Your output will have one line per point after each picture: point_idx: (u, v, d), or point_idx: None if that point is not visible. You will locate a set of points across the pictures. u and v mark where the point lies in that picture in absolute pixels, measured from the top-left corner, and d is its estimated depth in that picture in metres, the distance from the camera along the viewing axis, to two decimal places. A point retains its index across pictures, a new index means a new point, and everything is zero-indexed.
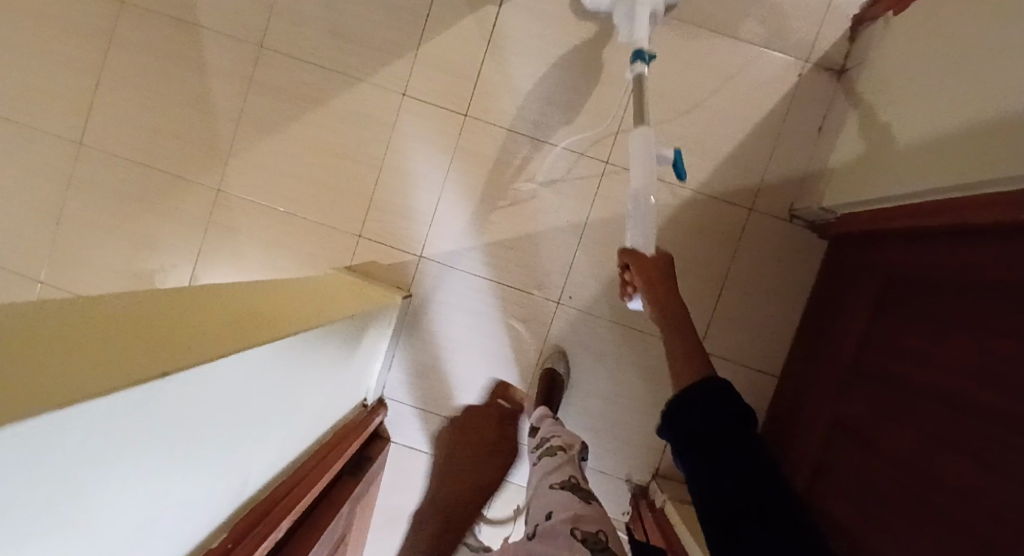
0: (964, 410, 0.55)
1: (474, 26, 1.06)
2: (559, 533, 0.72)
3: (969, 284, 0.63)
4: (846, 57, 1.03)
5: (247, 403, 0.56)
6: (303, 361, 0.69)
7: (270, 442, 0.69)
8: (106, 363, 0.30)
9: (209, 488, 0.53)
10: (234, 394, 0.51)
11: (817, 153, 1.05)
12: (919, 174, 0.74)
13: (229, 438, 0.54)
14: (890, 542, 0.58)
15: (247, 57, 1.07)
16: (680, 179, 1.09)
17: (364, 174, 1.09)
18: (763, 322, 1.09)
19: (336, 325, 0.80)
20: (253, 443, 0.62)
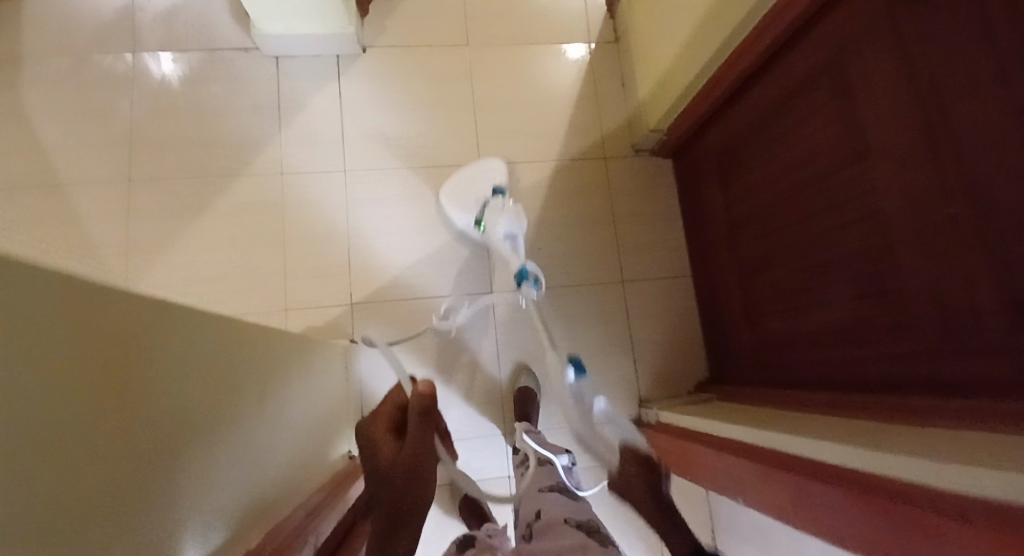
0: (892, 127, 0.64)
1: (326, 102, 1.22)
2: (555, 525, 0.72)
3: (809, 69, 0.79)
4: (614, 30, 1.34)
5: (187, 401, 0.45)
6: (263, 381, 0.65)
7: (247, 471, 0.58)
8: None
9: (194, 510, 0.44)
10: (184, 392, 0.44)
11: (629, 99, 1.31)
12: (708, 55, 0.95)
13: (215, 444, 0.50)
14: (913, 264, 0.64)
15: (119, 194, 1.11)
16: (543, 154, 1.27)
17: (272, 254, 1.13)
18: (658, 235, 1.26)
19: (291, 358, 0.77)
20: (228, 455, 0.53)
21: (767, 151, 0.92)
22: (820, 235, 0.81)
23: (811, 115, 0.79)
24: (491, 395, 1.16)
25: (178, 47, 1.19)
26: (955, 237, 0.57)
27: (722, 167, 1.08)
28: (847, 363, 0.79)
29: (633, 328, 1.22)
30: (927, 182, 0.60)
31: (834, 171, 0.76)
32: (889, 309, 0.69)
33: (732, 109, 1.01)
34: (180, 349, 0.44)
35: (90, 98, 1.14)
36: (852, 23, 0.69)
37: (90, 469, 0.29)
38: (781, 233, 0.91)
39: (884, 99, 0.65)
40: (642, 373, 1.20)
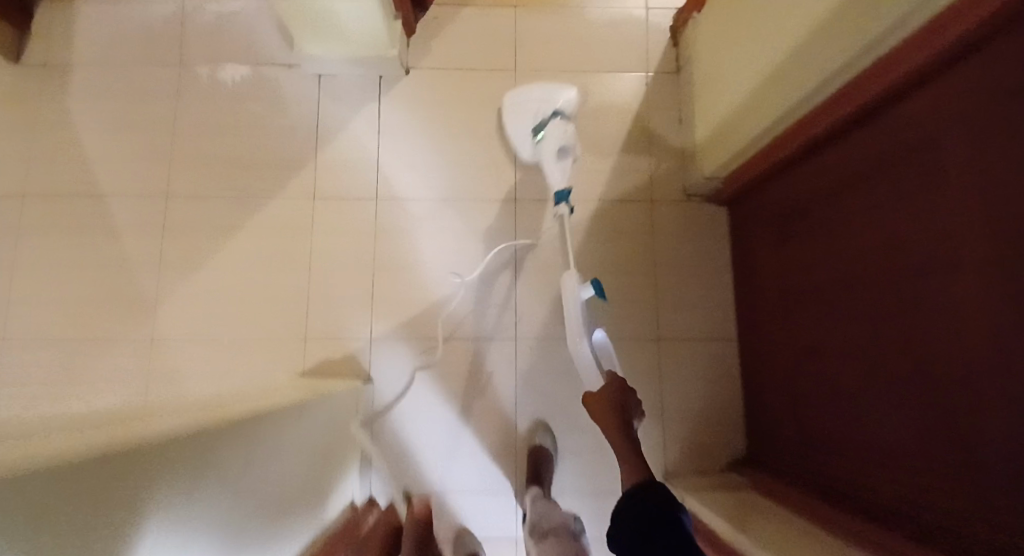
0: (961, 250, 0.54)
1: (363, 126, 1.18)
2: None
3: (878, 151, 0.68)
4: (675, 61, 1.22)
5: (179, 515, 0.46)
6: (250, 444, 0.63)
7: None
8: None
9: None
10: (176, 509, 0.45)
11: (685, 137, 1.20)
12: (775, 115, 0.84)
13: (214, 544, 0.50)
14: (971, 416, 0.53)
15: (157, 209, 1.13)
16: (585, 194, 1.19)
17: (297, 279, 1.12)
18: (703, 292, 1.15)
19: (280, 418, 0.73)
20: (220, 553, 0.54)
21: (838, 227, 0.79)
22: (888, 345, 0.67)
23: (890, 201, 0.66)
24: (506, 448, 1.10)
25: (222, 63, 1.19)
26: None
27: (784, 231, 0.95)
28: (900, 497, 0.67)
29: (666, 390, 1.12)
30: (1014, 321, 0.47)
31: (911, 275, 0.63)
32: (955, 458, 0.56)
33: (802, 171, 0.88)
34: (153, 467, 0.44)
35: (142, 113, 1.17)
36: (940, 106, 0.57)
37: None
38: (845, 326, 0.78)
39: (956, 214, 0.55)
40: (671, 441, 1.10)
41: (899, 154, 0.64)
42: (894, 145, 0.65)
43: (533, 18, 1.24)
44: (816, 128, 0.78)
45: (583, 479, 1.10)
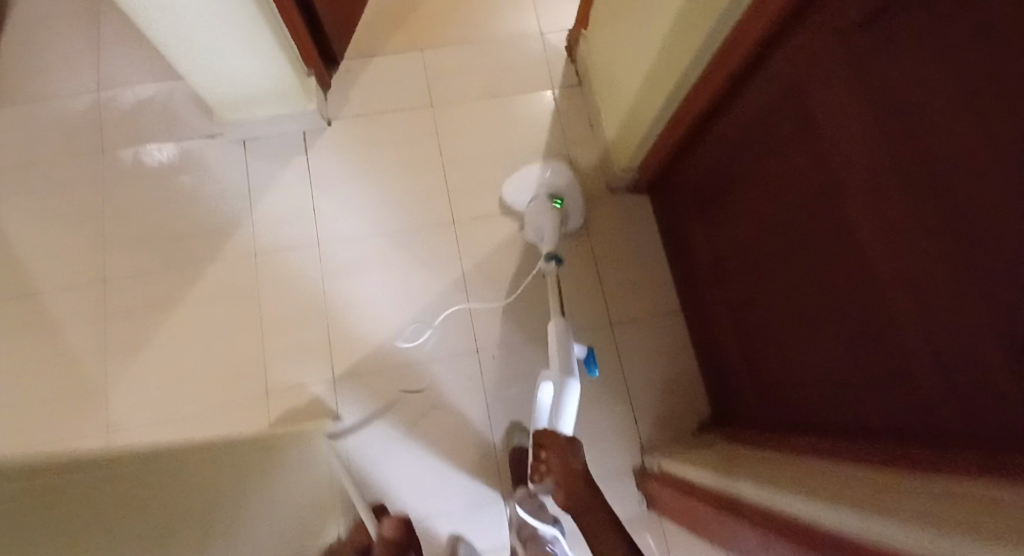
0: (834, 158, 0.67)
1: (295, 178, 1.22)
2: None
3: (758, 103, 0.82)
4: (576, 74, 1.35)
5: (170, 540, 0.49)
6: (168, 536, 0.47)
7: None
8: None
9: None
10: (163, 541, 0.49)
11: (598, 138, 1.31)
12: (671, 87, 0.95)
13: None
14: (874, 293, 0.64)
15: (95, 296, 1.12)
16: (519, 203, 1.26)
17: (249, 337, 1.12)
18: (643, 270, 1.23)
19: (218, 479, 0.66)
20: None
21: (743, 176, 0.90)
22: (796, 262, 0.79)
23: (782, 138, 0.78)
24: (485, 461, 1.11)
25: (147, 145, 1.21)
26: (941, 252, 0.52)
27: (702, 198, 1.06)
28: (832, 395, 0.76)
29: (629, 373, 1.17)
30: (881, 199, 0.60)
31: (811, 191, 0.73)
32: (883, 342, 0.63)
33: (704, 140, 1.01)
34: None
35: (67, 204, 1.17)
36: (806, 39, 0.68)
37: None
38: (767, 259, 0.87)
39: (825, 130, 0.67)
40: (642, 419, 1.14)
41: (772, 101, 0.78)
42: (768, 94, 0.79)
43: (441, 57, 1.34)
44: (701, 100, 0.93)
45: None
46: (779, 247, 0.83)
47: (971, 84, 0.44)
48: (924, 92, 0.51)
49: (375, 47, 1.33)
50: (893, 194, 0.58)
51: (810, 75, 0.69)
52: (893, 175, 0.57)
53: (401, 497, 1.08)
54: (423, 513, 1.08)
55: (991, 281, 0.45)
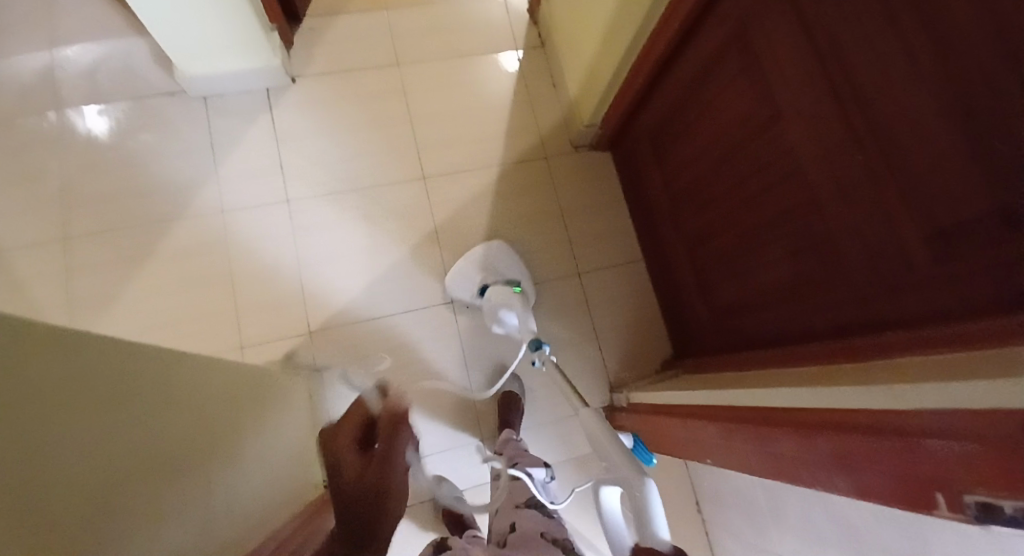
0: (775, 94, 0.73)
1: (262, 136, 1.22)
2: (530, 538, 0.68)
3: (707, 51, 0.88)
4: (539, 34, 1.38)
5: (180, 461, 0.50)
6: (170, 454, 0.50)
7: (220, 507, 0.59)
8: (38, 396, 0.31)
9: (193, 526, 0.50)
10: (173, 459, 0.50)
11: (561, 97, 1.35)
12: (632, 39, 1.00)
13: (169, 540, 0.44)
14: (812, 213, 0.72)
15: (56, 255, 1.09)
16: (488, 160, 1.29)
17: (220, 292, 1.12)
18: (608, 222, 1.29)
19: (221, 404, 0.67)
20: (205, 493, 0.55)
21: (694, 128, 0.98)
22: (744, 196, 0.86)
23: (727, 88, 0.85)
24: (463, 405, 1.15)
25: (103, 101, 1.18)
26: (868, 173, 0.61)
27: (656, 152, 1.13)
28: (779, 314, 0.85)
29: (597, 319, 1.24)
30: (818, 126, 0.67)
31: (754, 134, 0.80)
32: (822, 255, 0.72)
33: (656, 97, 1.08)
34: (90, 404, 0.38)
35: (19, 162, 1.13)
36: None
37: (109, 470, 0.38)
38: (716, 202, 0.95)
39: (768, 69, 0.74)
40: (610, 360, 1.21)
41: (721, 48, 0.84)
42: (716, 43, 0.85)
43: (405, 16, 1.35)
44: (657, 50, 0.97)
45: (541, 412, 1.17)
46: (729, 185, 0.90)
47: (902, 21, 0.53)
48: (855, 33, 0.59)
49: (338, 5, 1.33)
50: (828, 120, 0.65)
51: (754, 18, 0.75)
52: (827, 103, 0.64)
53: None
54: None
55: (930, 183, 0.53)
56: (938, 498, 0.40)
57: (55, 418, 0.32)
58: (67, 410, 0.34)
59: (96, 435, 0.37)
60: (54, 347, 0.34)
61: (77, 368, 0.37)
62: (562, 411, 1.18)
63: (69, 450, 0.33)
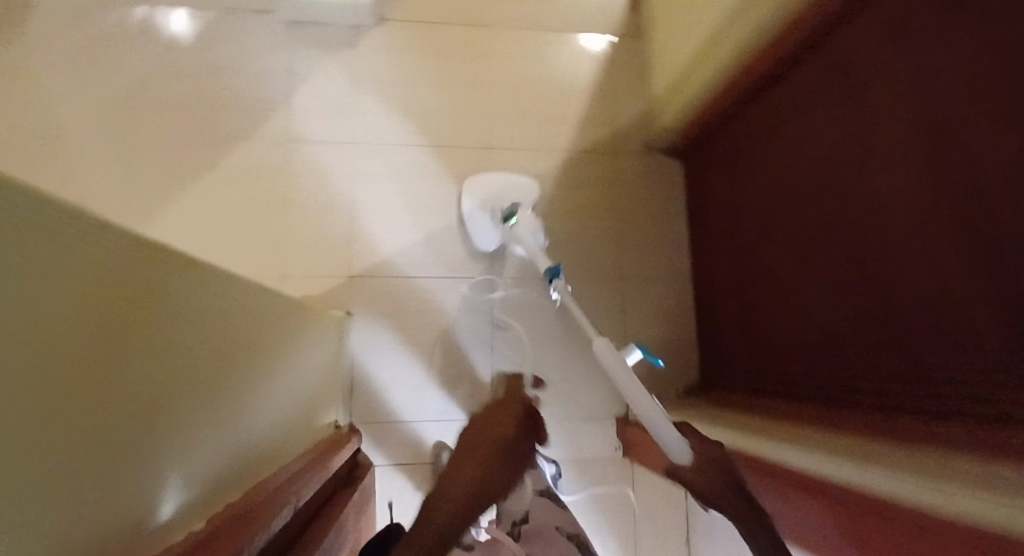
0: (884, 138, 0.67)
1: (339, 72, 1.21)
2: (545, 530, 0.71)
3: (811, 80, 0.82)
4: (636, 23, 1.32)
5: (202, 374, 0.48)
6: (215, 373, 0.52)
7: (236, 427, 0.58)
8: (97, 297, 0.29)
9: (204, 440, 0.48)
10: (202, 371, 0.48)
11: (645, 94, 1.30)
12: (734, 53, 0.94)
13: (195, 457, 0.47)
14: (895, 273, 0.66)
15: (125, 148, 1.11)
16: (556, 143, 1.26)
17: (272, 219, 1.14)
18: (663, 232, 1.26)
19: (253, 326, 0.68)
20: (222, 411, 0.54)
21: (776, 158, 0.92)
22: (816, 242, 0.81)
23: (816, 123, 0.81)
24: (480, 380, 1.16)
25: (194, 6, 1.18)
26: (980, 245, 0.54)
27: (728, 173, 1.09)
28: (827, 371, 0.81)
29: (629, 325, 1.22)
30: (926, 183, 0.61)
31: (830, 179, 0.77)
32: (896, 320, 0.66)
33: (739, 116, 1.03)
34: (162, 320, 0.39)
35: (106, 51, 1.15)
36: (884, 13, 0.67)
37: (146, 381, 0.36)
38: (778, 240, 0.92)
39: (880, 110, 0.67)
40: (634, 371, 1.20)
41: (828, 79, 0.78)
42: (824, 73, 0.79)
43: None
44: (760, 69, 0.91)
45: (553, 406, 1.17)
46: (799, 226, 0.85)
47: (1021, 96, 0.49)
48: (989, 91, 0.52)
49: None
50: (945, 178, 0.58)
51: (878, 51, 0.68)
52: (949, 159, 0.58)
53: (396, 397, 1.14)
54: (411, 414, 1.13)
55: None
56: None
57: (129, 331, 0.33)
58: (140, 327, 0.36)
59: (161, 350, 0.39)
60: (134, 265, 0.34)
61: (151, 287, 0.38)
62: (575, 410, 1.18)
63: (139, 366, 0.35)
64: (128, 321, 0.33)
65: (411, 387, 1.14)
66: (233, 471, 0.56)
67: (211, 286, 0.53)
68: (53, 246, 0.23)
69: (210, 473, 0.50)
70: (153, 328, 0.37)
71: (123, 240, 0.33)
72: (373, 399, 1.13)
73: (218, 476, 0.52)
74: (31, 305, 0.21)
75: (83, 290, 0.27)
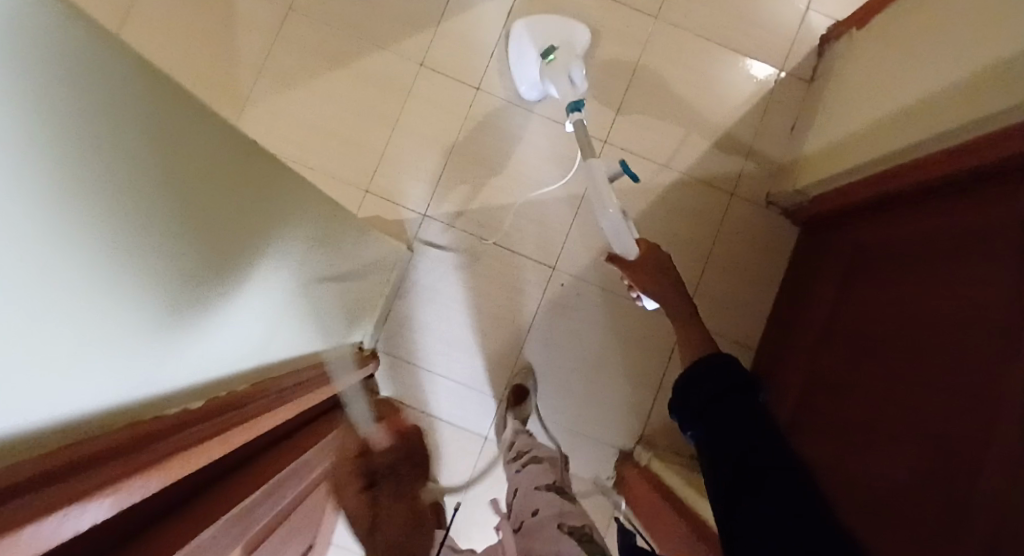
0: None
1: (491, 13, 1.17)
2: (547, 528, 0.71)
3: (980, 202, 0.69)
4: (814, 68, 1.19)
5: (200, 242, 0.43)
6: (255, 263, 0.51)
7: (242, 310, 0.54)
8: (72, 131, 0.23)
9: (197, 317, 0.44)
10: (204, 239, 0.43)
11: (789, 145, 1.18)
12: (906, 139, 0.82)
13: (201, 341, 0.46)
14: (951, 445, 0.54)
15: (276, 18, 1.15)
16: (673, 161, 1.18)
17: (377, 133, 1.15)
18: (744, 293, 1.16)
19: (293, 216, 0.65)
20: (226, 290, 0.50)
21: (898, 269, 0.80)
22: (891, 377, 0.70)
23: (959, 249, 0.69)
24: (503, 359, 1.15)
25: None
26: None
27: (844, 267, 0.96)
28: None
29: (669, 371, 1.15)
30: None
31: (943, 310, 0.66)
32: (913, 494, 0.56)
33: (886, 211, 0.89)
34: (157, 170, 0.33)
35: None
36: None
37: (131, 239, 0.31)
38: (857, 349, 0.82)
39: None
40: (655, 414, 1.14)
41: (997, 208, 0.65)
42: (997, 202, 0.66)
43: None
44: (928, 172, 0.78)
45: (561, 414, 1.15)
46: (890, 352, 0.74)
47: None
48: None
49: None
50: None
51: None
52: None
53: (423, 341, 1.15)
54: (430, 363, 1.15)
55: None
56: None
57: (133, 200, 0.31)
58: (151, 191, 0.33)
59: (172, 222, 0.37)
60: (143, 115, 0.31)
61: (165, 154, 0.35)
62: (581, 427, 1.15)
63: (146, 239, 0.33)
64: (108, 161, 0.27)
65: (443, 337, 1.15)
66: (229, 357, 0.53)
67: (238, 152, 0.50)
68: (39, 86, 0.20)
69: (201, 355, 0.46)
70: (144, 178, 0.32)
71: (127, 89, 0.29)
72: (401, 335, 1.15)
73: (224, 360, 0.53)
74: (19, 155, 0.18)
75: (68, 137, 0.23)
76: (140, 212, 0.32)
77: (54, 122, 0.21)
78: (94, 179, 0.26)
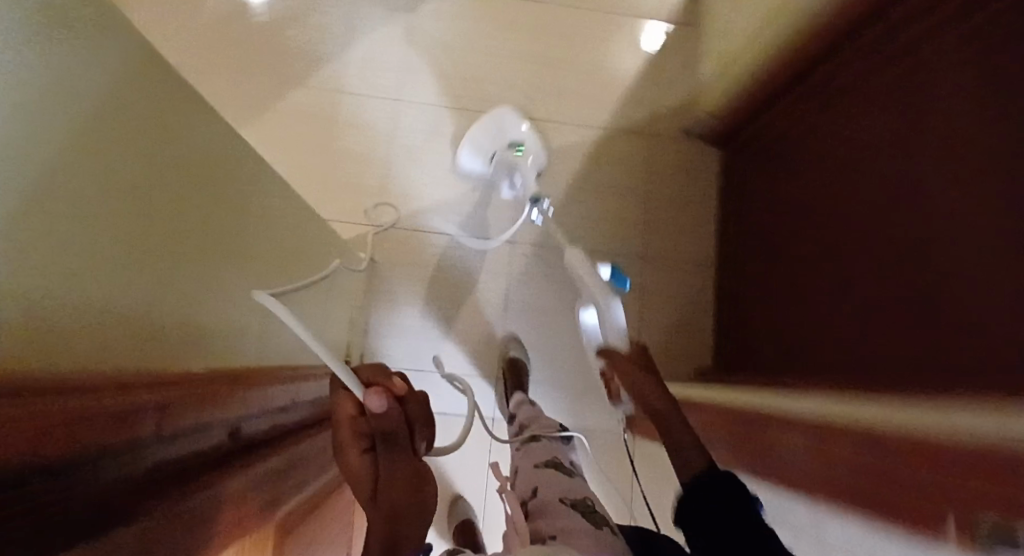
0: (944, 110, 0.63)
1: (395, 31, 1.26)
2: (550, 504, 0.67)
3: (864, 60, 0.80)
4: (691, 10, 1.32)
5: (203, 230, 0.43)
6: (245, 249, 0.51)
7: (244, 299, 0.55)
8: (73, 97, 0.24)
9: (206, 304, 0.45)
10: (207, 227, 0.44)
11: (690, 80, 1.30)
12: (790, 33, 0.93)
13: (203, 333, 0.45)
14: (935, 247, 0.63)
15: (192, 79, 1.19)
16: (595, 119, 1.28)
17: (316, 161, 1.20)
18: (691, 217, 1.25)
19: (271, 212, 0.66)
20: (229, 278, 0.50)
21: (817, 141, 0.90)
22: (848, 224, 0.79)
23: (866, 99, 0.78)
24: (492, 338, 1.18)
25: None
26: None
27: (768, 161, 1.06)
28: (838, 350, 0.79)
29: (646, 306, 1.21)
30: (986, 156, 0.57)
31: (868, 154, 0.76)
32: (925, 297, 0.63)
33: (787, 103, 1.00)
34: (164, 154, 0.34)
35: None
36: None
37: (143, 217, 0.32)
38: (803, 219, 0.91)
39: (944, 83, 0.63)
40: (646, 349, 1.19)
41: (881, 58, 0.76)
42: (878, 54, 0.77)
43: None
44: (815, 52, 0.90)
45: (559, 374, 1.18)
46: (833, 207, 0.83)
47: None
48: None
49: None
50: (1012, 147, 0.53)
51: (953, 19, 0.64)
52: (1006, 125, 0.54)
53: (411, 342, 1.17)
54: (423, 361, 1.16)
55: None
56: (950, 518, 0.40)
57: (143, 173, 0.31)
58: (158, 173, 0.34)
59: (179, 210, 0.38)
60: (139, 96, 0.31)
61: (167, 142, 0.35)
62: (581, 381, 1.18)
63: (153, 222, 0.34)
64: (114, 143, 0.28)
65: (430, 333, 1.17)
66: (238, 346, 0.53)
67: (227, 145, 0.49)
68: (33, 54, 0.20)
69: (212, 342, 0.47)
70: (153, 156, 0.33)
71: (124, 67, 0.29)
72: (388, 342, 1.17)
73: (217, 347, 0.49)
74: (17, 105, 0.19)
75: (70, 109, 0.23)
76: (149, 191, 0.32)
77: (52, 91, 0.22)
78: (101, 152, 0.27)
